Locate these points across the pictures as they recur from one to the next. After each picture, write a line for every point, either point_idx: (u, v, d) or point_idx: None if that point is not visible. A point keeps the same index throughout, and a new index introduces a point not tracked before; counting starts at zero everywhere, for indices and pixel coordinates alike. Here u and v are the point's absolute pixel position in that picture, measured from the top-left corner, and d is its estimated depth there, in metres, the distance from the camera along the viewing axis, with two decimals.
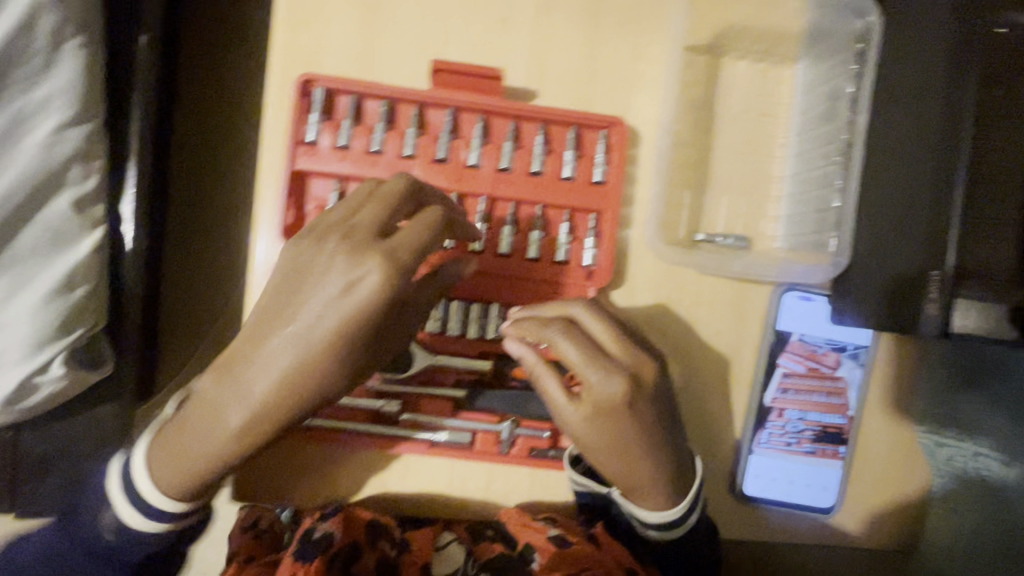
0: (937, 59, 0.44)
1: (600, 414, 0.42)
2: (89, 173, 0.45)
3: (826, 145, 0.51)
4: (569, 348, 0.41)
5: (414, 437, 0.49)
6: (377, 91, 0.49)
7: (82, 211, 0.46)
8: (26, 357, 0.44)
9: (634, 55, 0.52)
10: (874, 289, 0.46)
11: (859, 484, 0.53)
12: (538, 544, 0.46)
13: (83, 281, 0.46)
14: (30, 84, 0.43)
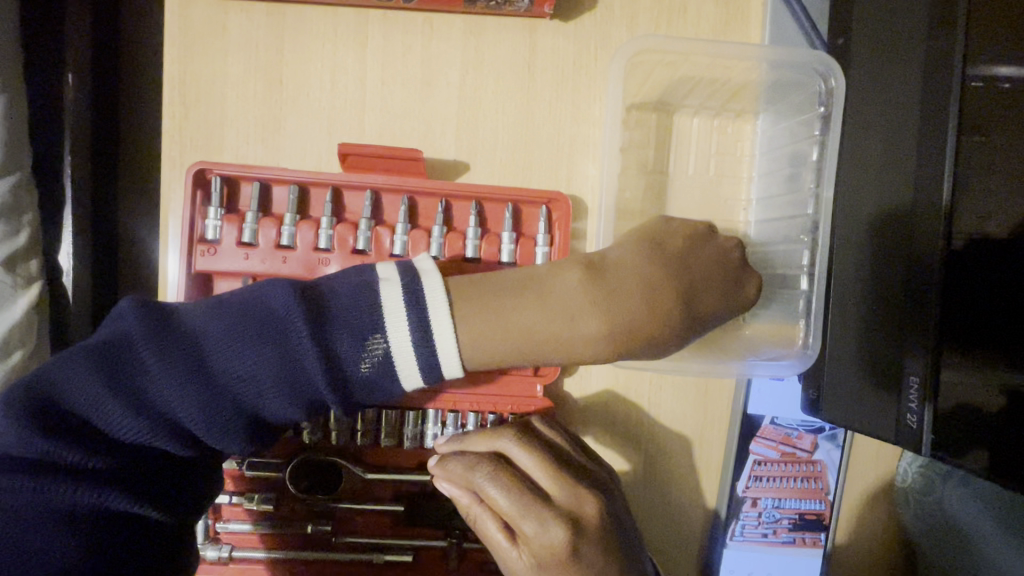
0: (906, 123, 0.39)
1: (543, 569, 0.35)
2: (18, 228, 0.45)
3: (789, 213, 0.46)
4: (498, 495, 0.36)
5: (351, 560, 0.45)
6: (284, 178, 0.43)
7: (15, 269, 0.45)
8: None
9: (574, 120, 0.47)
10: (850, 387, 0.41)
11: (835, 565, 0.50)
12: None
13: (19, 344, 0.45)
14: None
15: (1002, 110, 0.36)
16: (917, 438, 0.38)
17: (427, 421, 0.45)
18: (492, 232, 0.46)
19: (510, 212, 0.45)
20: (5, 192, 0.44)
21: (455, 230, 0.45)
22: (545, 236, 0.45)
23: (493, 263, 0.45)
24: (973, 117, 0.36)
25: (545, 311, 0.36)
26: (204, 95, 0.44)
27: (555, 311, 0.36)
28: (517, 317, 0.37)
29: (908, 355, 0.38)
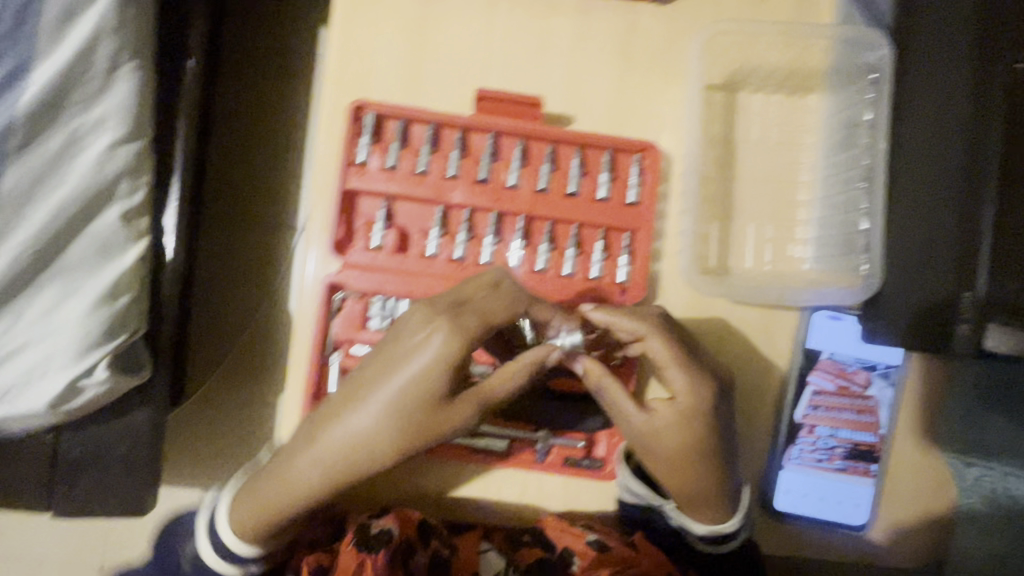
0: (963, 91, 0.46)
1: (680, 416, 0.47)
2: (136, 186, 0.54)
3: (849, 171, 0.53)
4: (662, 351, 0.48)
5: (454, 444, 0.52)
6: (423, 117, 0.52)
7: (129, 223, 0.54)
8: (76, 362, 0.51)
9: (667, 83, 0.54)
10: (912, 314, 0.47)
11: (892, 502, 0.54)
12: (577, 548, 0.51)
13: (125, 291, 0.53)
14: (87, 104, 0.51)
15: None
16: (971, 350, 0.43)
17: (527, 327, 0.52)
18: (590, 173, 0.53)
19: (608, 157, 0.53)
20: (130, 156, 0.53)
21: (559, 169, 0.53)
22: (637, 178, 0.53)
23: (591, 198, 0.53)
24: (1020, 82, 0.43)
25: (383, 411, 0.45)
26: (357, 47, 0.53)
27: (402, 349, 0.45)
28: (353, 437, 0.45)
29: (964, 284, 0.44)
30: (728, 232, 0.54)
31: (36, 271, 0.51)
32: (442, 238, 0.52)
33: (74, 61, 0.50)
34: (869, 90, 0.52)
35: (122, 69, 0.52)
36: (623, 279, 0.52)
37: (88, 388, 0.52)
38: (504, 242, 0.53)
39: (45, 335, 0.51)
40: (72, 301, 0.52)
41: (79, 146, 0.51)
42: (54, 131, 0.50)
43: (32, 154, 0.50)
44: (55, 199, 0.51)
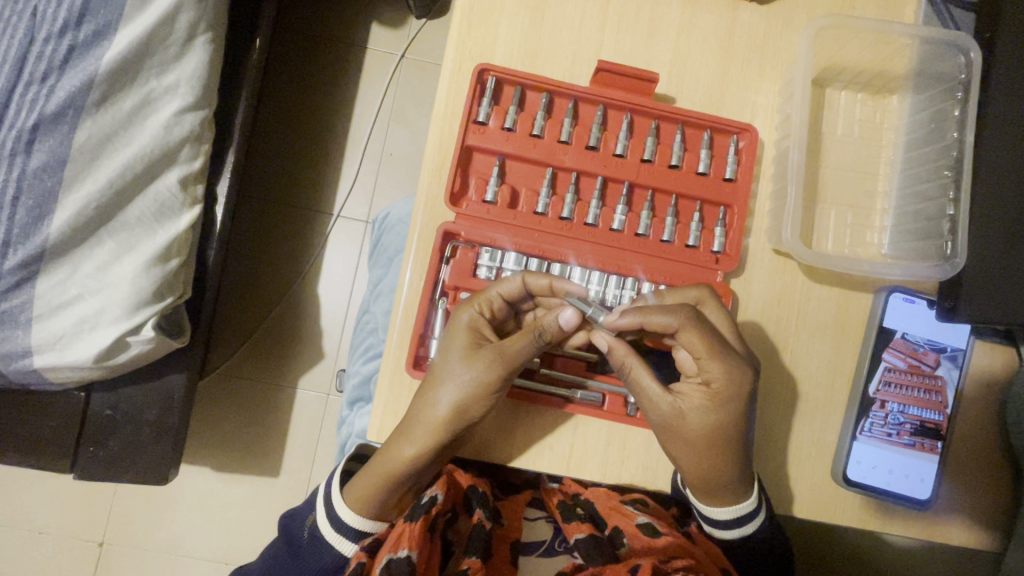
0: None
1: (712, 402, 0.51)
2: (194, 153, 0.72)
3: (935, 162, 0.56)
4: (696, 345, 0.50)
5: (552, 393, 0.55)
6: (541, 85, 0.56)
7: (186, 189, 0.72)
8: (126, 317, 0.67)
9: (762, 73, 0.58)
10: (995, 294, 0.52)
11: (952, 478, 0.57)
12: (627, 529, 0.53)
13: (176, 254, 0.71)
14: (164, 71, 0.68)
15: None
16: None
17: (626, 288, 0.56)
18: (691, 150, 0.57)
19: (708, 136, 0.57)
20: (193, 121, 0.70)
21: (663, 143, 0.57)
22: (734, 157, 0.57)
23: (691, 172, 0.57)
24: None
25: (456, 396, 0.50)
26: (483, 19, 0.57)
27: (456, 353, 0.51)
28: (422, 412, 0.51)
29: None
30: (811, 216, 0.58)
31: (100, 225, 0.67)
32: (551, 198, 0.56)
33: (161, 36, 0.67)
34: (959, 89, 0.56)
35: (197, 39, 0.70)
36: (718, 248, 0.56)
37: (134, 343, 0.68)
38: (608, 207, 0.57)
39: (103, 286, 0.66)
40: (125, 256, 0.67)
41: (149, 109, 0.68)
42: (132, 90, 0.67)
43: (109, 111, 0.66)
44: (123, 154, 0.67)
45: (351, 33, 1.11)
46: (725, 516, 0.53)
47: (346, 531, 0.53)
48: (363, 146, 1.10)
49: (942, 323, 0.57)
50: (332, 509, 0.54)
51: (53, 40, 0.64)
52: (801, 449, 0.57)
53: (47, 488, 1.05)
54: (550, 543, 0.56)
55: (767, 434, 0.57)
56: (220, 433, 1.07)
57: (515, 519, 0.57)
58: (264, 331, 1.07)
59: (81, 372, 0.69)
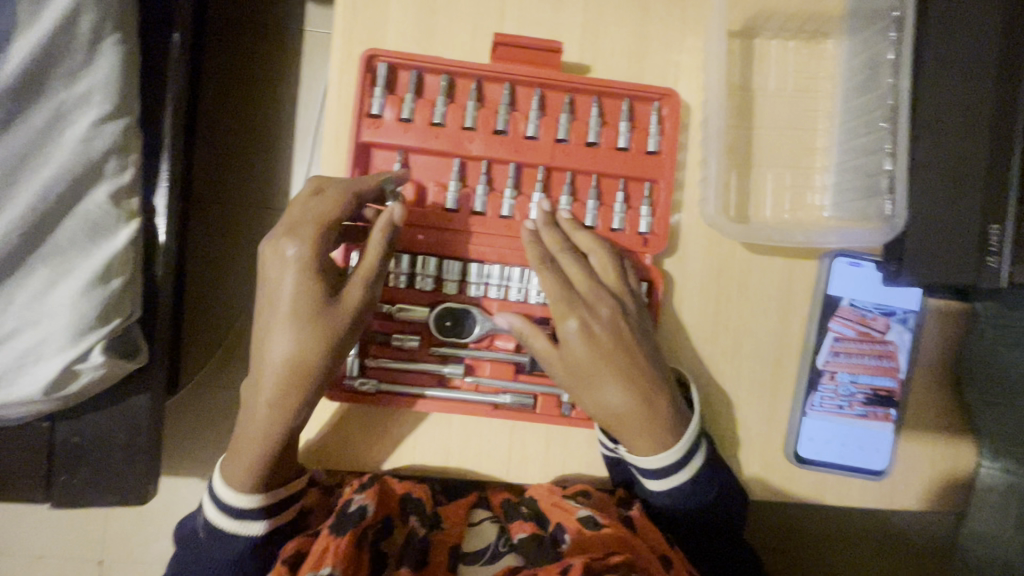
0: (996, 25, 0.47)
1: (592, 342, 0.47)
2: (123, 165, 0.59)
3: (871, 112, 0.51)
4: (576, 336, 0.47)
5: (477, 399, 0.52)
6: (437, 67, 0.51)
7: (120, 203, 0.59)
8: (69, 345, 0.57)
9: (683, 30, 0.53)
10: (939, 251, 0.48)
11: (912, 444, 0.54)
12: (567, 525, 0.47)
13: (118, 273, 0.59)
14: (72, 78, 0.56)
15: None
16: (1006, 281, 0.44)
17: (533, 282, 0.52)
18: (610, 123, 0.52)
19: (626, 106, 0.52)
20: (116, 133, 0.58)
21: (578, 119, 0.52)
22: (656, 127, 0.52)
23: (611, 148, 0.52)
24: None
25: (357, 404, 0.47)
26: None
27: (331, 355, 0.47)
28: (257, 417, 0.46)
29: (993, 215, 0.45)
30: (746, 183, 0.53)
31: (29, 252, 0.57)
32: (461, 192, 0.52)
33: (61, 35, 0.55)
34: (893, 27, 0.50)
35: (105, 41, 0.57)
36: (645, 229, 0.52)
37: (83, 372, 0.58)
38: (524, 195, 0.52)
39: (40, 317, 0.57)
40: (64, 281, 0.57)
41: (65, 122, 0.56)
42: (41, 105, 0.56)
43: (21, 128, 0.55)
44: (42, 175, 0.56)
45: (279, 16, 1.03)
46: (652, 466, 0.48)
47: (251, 515, 0.46)
48: (309, 137, 1.04)
49: (888, 286, 0.53)
50: (221, 500, 0.47)
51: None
52: (753, 430, 0.54)
53: (26, 516, 1.02)
54: (495, 545, 0.51)
55: (717, 418, 0.53)
56: (193, 448, 1.04)
57: (456, 523, 0.52)
58: (228, 342, 1.03)
59: (35, 406, 0.58)
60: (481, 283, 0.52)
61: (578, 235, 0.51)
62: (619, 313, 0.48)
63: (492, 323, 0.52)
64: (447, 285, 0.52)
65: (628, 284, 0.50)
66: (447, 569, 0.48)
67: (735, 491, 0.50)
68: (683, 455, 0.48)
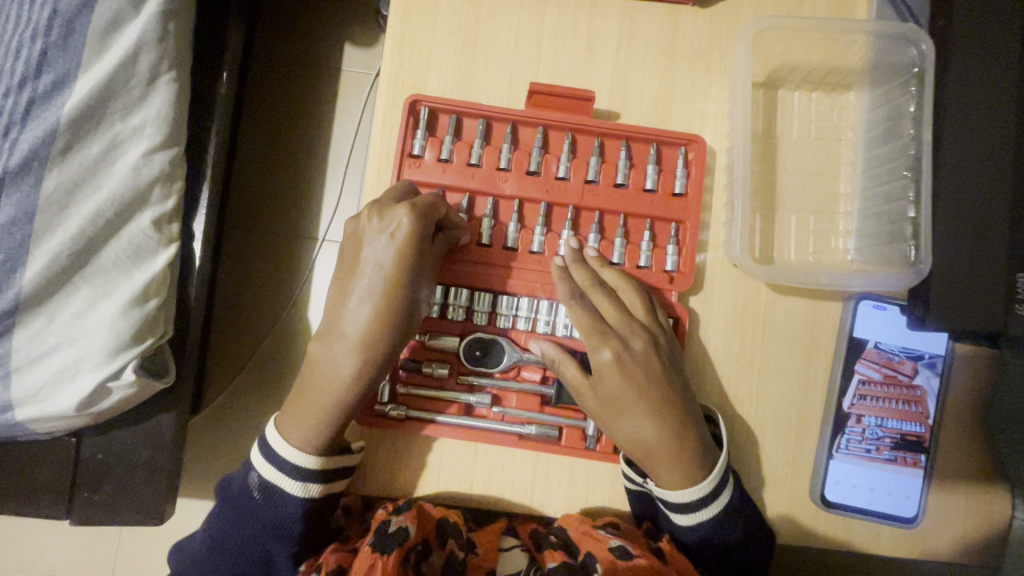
0: (1005, 79, 0.48)
1: (621, 372, 0.49)
2: (167, 193, 0.64)
3: (892, 161, 0.53)
4: (608, 366, 0.49)
5: (504, 429, 0.52)
6: (475, 112, 0.54)
7: (161, 228, 0.64)
8: (104, 364, 0.60)
9: (709, 81, 0.56)
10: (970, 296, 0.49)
11: (941, 493, 0.53)
12: (598, 553, 0.46)
13: (155, 295, 0.63)
14: (127, 112, 0.61)
15: None
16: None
17: (561, 315, 0.53)
18: (637, 166, 0.55)
19: (654, 150, 0.55)
20: (164, 162, 0.63)
21: (607, 162, 0.55)
22: (683, 171, 0.54)
23: (638, 190, 0.54)
24: None
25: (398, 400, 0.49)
26: (414, 48, 0.55)
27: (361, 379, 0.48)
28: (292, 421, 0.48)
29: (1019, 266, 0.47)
30: (769, 225, 0.55)
31: (75, 271, 0.61)
32: (494, 228, 0.54)
33: (121, 74, 0.60)
34: (912, 84, 0.53)
35: (160, 79, 0.62)
36: (671, 267, 0.54)
37: (115, 390, 0.61)
38: (554, 231, 0.55)
39: (81, 334, 0.60)
40: (102, 300, 0.61)
41: (118, 151, 0.62)
42: (99, 133, 0.61)
43: (77, 157, 0.60)
44: (94, 199, 0.61)
45: (321, 57, 1.10)
46: (680, 499, 0.48)
47: (307, 474, 0.48)
48: (343, 168, 1.09)
49: (914, 331, 0.53)
50: (280, 457, 0.48)
51: (13, 92, 0.58)
52: (778, 471, 0.53)
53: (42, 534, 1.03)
54: (526, 574, 0.49)
55: (741, 458, 0.53)
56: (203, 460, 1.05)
57: (489, 548, 0.49)
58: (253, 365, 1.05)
59: (68, 420, 0.62)
60: (510, 315, 0.53)
61: (605, 273, 0.53)
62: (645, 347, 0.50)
63: (520, 354, 0.53)
64: (478, 316, 0.53)
65: (654, 321, 0.51)
66: None
67: (760, 533, 0.50)
68: (711, 496, 0.48)
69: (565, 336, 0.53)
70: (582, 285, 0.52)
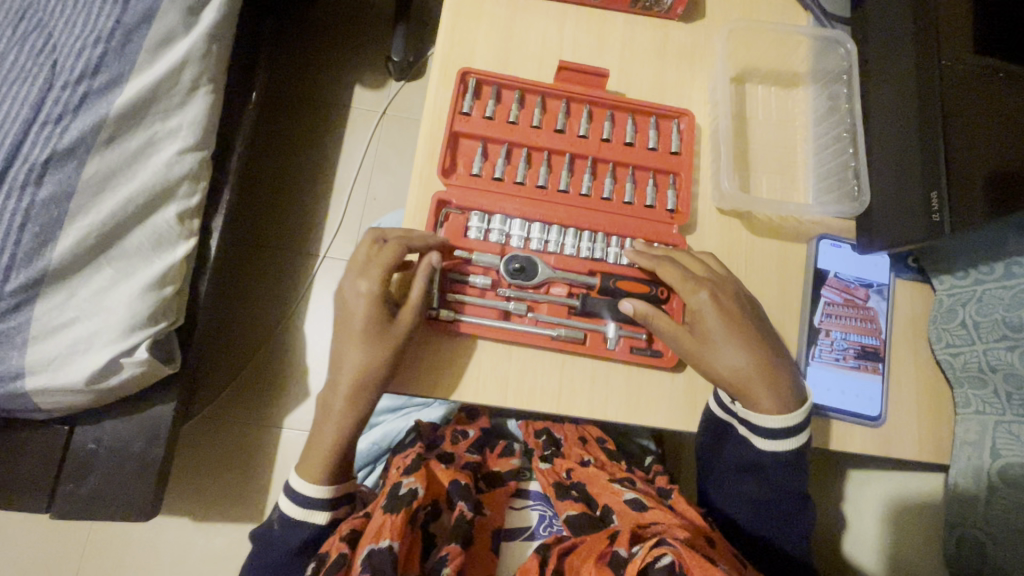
0: (907, 61, 0.65)
1: (719, 311, 0.59)
2: (192, 190, 0.89)
3: (835, 129, 0.69)
4: (706, 305, 0.59)
5: (537, 331, 0.61)
6: (513, 83, 0.67)
7: (184, 222, 0.88)
8: (121, 339, 0.80)
9: (691, 74, 0.71)
10: (901, 216, 0.62)
11: (896, 398, 0.64)
12: (612, 502, 0.67)
13: (171, 282, 0.86)
14: (167, 115, 0.86)
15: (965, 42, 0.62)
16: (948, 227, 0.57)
17: (583, 240, 0.64)
18: (641, 131, 0.69)
19: (653, 120, 0.69)
20: (192, 161, 0.88)
21: (618, 127, 0.68)
22: (677, 136, 0.68)
23: (643, 148, 0.68)
24: (953, 43, 0.62)
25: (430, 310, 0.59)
26: (463, 37, 0.69)
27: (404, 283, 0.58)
28: (348, 315, 0.57)
29: (932, 184, 0.59)
30: (747, 181, 0.68)
31: (100, 255, 0.81)
32: (528, 171, 0.66)
33: (166, 92, 0.86)
34: (842, 75, 0.71)
35: (199, 89, 0.89)
36: (672, 206, 0.66)
37: (128, 368, 0.81)
38: (576, 178, 0.67)
39: (99, 310, 0.80)
40: (124, 280, 0.82)
41: (153, 148, 0.85)
42: (138, 133, 0.84)
43: (117, 148, 0.82)
44: (127, 187, 0.83)
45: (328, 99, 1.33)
46: (777, 425, 0.57)
47: (317, 505, 0.59)
48: (346, 193, 1.39)
49: (865, 256, 0.66)
50: (296, 494, 0.59)
51: (70, 87, 0.80)
52: None
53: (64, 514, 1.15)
54: (533, 529, 0.72)
55: None
56: (207, 440, 1.26)
57: (498, 509, 0.72)
58: (263, 357, 1.30)
59: (70, 396, 0.80)
60: (541, 239, 0.64)
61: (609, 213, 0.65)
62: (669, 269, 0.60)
63: (552, 270, 0.62)
64: (513, 239, 0.63)
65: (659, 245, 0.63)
66: (490, 545, 0.67)
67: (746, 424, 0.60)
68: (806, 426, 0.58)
69: (587, 257, 0.64)
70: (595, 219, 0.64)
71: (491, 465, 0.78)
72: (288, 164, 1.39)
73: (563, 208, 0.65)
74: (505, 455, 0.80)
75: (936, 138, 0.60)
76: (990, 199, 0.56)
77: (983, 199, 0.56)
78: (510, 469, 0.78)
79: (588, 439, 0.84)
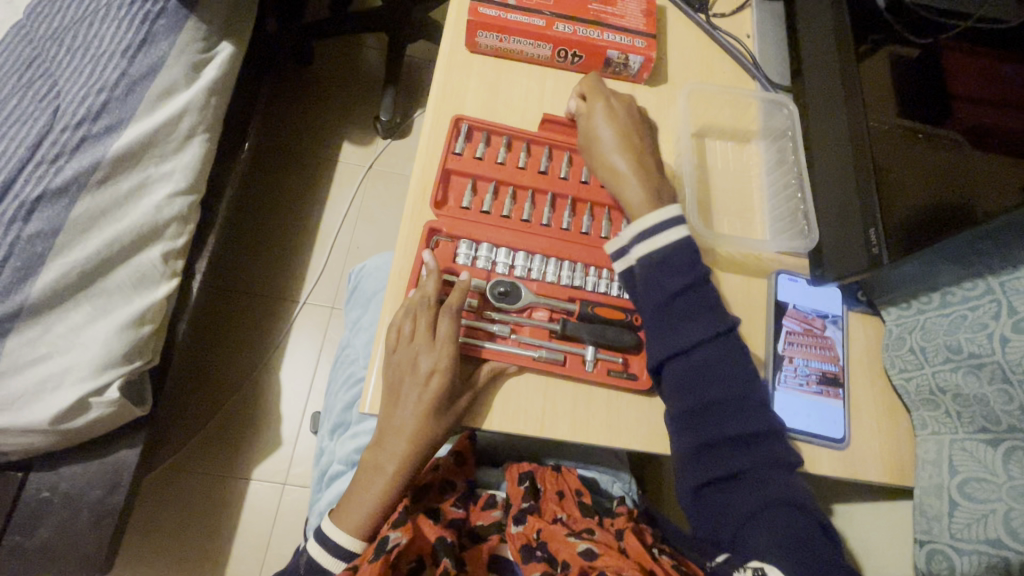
0: (841, 125, 0.77)
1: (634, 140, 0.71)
2: (179, 232, 0.93)
3: (787, 175, 0.78)
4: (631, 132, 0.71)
5: (520, 353, 0.64)
6: (501, 129, 0.74)
7: (168, 260, 0.91)
8: (94, 374, 0.80)
9: (658, 129, 0.80)
10: (847, 251, 0.70)
11: (856, 423, 0.68)
12: (569, 557, 0.57)
13: (150, 321, 0.88)
14: (161, 159, 0.90)
15: (885, 109, 0.73)
16: (886, 257, 0.65)
17: (563, 270, 0.69)
18: None
19: None
20: (182, 205, 0.92)
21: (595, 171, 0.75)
22: None
23: None
24: (878, 113, 0.74)
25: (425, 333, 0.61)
26: (454, 88, 0.76)
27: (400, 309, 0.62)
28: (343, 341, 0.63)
29: (871, 223, 0.68)
30: (710, 222, 0.75)
31: (80, 292, 0.81)
32: (513, 207, 0.71)
33: (165, 139, 0.90)
34: (787, 128, 0.80)
35: (195, 138, 0.95)
36: None
37: (96, 407, 0.80)
38: (558, 214, 0.72)
39: (73, 346, 0.79)
40: (104, 316, 0.82)
41: (146, 190, 0.88)
42: (133, 174, 0.86)
43: (110, 189, 0.84)
44: (117, 226, 0.84)
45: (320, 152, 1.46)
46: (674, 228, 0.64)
47: (345, 555, 0.61)
48: (330, 239, 1.42)
49: (818, 289, 0.73)
50: (329, 542, 0.61)
51: (70, 130, 0.81)
52: None
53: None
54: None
55: None
56: (174, 488, 1.20)
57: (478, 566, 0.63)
58: (236, 402, 1.27)
59: (32, 434, 0.77)
60: (524, 267, 0.69)
61: (590, 245, 0.71)
62: (649, 271, 0.63)
63: (535, 296, 0.67)
64: (498, 267, 0.68)
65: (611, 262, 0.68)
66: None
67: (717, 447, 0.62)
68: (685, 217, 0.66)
69: (567, 285, 0.69)
70: (576, 250, 0.70)
71: (473, 520, 0.69)
72: (275, 212, 1.43)
73: (546, 240, 0.70)
74: (488, 507, 0.70)
75: (870, 187, 0.70)
76: (932, 226, 0.62)
77: (914, 231, 0.64)
78: (492, 523, 0.68)
79: (567, 492, 0.71)
